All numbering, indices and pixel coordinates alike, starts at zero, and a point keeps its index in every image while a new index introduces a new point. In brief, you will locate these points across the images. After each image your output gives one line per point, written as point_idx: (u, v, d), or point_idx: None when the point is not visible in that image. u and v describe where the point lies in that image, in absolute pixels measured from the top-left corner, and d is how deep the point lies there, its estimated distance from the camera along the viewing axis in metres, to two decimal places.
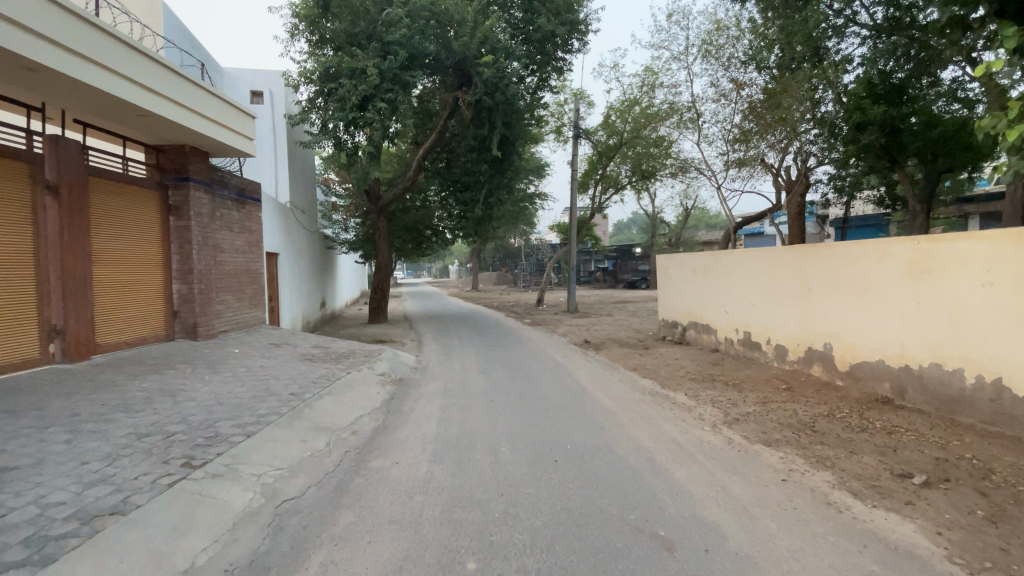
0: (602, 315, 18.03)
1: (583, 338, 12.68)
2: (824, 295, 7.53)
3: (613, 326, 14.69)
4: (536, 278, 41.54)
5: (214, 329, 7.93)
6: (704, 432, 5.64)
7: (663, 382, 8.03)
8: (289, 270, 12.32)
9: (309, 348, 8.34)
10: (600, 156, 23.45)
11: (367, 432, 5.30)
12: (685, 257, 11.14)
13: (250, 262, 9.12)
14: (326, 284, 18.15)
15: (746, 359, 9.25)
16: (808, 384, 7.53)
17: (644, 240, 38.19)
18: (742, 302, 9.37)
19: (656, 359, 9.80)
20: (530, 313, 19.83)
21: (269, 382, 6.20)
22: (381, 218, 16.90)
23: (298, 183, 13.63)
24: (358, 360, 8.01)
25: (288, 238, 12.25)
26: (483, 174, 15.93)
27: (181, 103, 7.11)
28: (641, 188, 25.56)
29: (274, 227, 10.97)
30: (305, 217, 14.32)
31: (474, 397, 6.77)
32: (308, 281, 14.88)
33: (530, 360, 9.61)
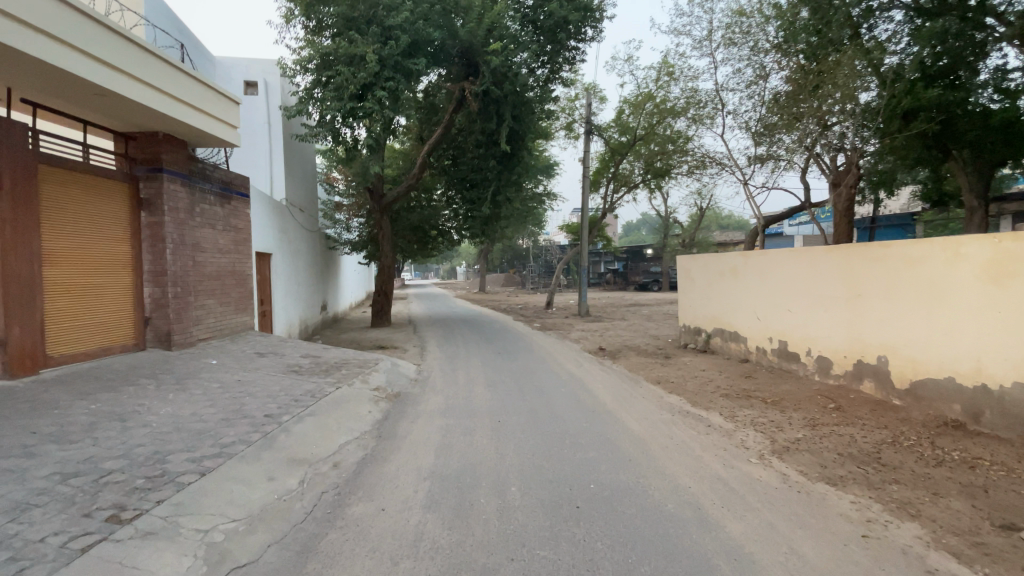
0: (615, 319, 17.12)
1: (598, 345, 11.78)
2: (878, 301, 6.60)
3: (629, 332, 13.77)
4: (545, 280, 40.63)
5: (192, 337, 7.13)
6: (752, 466, 4.73)
7: (692, 399, 7.11)
8: (284, 272, 11.55)
9: (297, 358, 7.52)
10: (612, 154, 22.55)
11: (351, 465, 4.46)
12: (711, 259, 10.23)
13: (235, 262, 8.33)
14: (328, 286, 17.40)
15: (782, 371, 8.31)
16: (860, 403, 6.59)
17: (656, 242, 37.18)
18: (777, 308, 8.46)
19: (680, 371, 8.89)
20: (540, 317, 18.95)
21: (242, 401, 5.38)
22: (384, 217, 16.14)
23: (296, 180, 12.85)
24: (351, 372, 7.18)
25: (283, 237, 11.48)
26: (491, 170, 15.07)
27: (154, 86, 6.35)
28: (654, 187, 24.60)
29: (266, 225, 10.20)
30: (304, 215, 13.55)
31: (479, 418, 5.90)
32: (307, 284, 14.12)
33: (542, 371, 8.74)
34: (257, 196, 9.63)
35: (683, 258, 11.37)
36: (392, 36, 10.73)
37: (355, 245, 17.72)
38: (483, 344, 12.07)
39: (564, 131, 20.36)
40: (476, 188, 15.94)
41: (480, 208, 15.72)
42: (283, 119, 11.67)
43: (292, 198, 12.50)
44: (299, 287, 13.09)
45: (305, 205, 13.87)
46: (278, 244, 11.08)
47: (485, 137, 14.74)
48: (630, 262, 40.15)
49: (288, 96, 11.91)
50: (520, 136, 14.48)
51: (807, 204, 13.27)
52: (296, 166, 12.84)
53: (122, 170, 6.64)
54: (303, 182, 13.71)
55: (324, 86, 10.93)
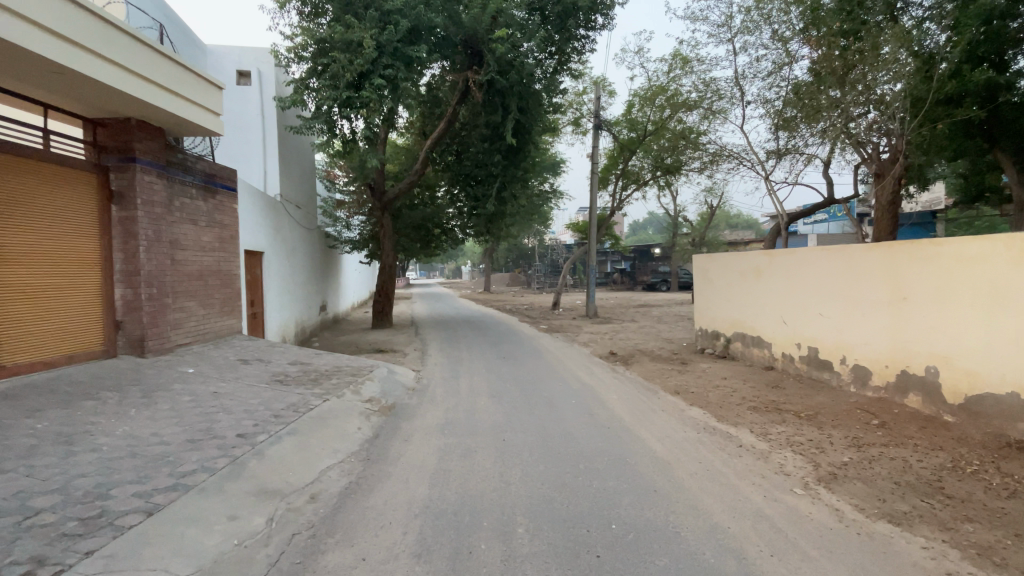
0: (625, 321, 16.44)
1: (608, 349, 11.12)
2: (927, 305, 5.92)
3: (641, 335, 13.08)
4: (550, 279, 39.95)
5: (170, 343, 6.54)
6: (799, 499, 4.06)
7: (717, 413, 6.44)
8: (278, 272, 10.97)
9: (285, 365, 6.90)
10: (621, 150, 21.83)
11: (332, 496, 3.84)
12: (731, 258, 9.54)
13: (221, 261, 7.73)
14: (328, 286, 16.82)
15: (813, 381, 7.63)
16: (906, 418, 5.89)
17: (664, 241, 36.39)
18: (806, 311, 7.78)
19: (700, 379, 8.21)
20: (547, 317, 18.29)
21: (213, 417, 4.78)
22: (385, 214, 15.56)
23: (293, 175, 12.26)
24: (342, 381, 6.55)
25: (277, 235, 10.89)
26: (495, 164, 14.40)
27: (130, 69, 5.77)
28: (665, 184, 23.86)
29: (258, 223, 9.61)
30: (301, 212, 12.96)
31: (481, 436, 5.26)
32: (304, 284, 13.55)
33: (550, 379, 8.08)
34: (247, 190, 9.04)
35: (700, 257, 10.68)
36: (391, 21, 10.10)
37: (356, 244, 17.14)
38: (487, 347, 11.43)
39: (570, 127, 19.67)
40: (480, 184, 15.27)
41: (485, 205, 15.05)
42: (277, 111, 11.02)
43: (288, 194, 11.91)
44: (296, 287, 12.51)
45: (302, 201, 13.28)
46: (272, 242, 10.49)
47: (490, 129, 14.10)
48: (637, 261, 39.40)
49: (283, 86, 11.31)
50: (527, 129, 13.82)
51: (831, 201, 12.52)
52: (293, 160, 12.24)
53: (91, 160, 6.06)
54: (301, 178, 13.12)
55: (319, 74, 10.33)
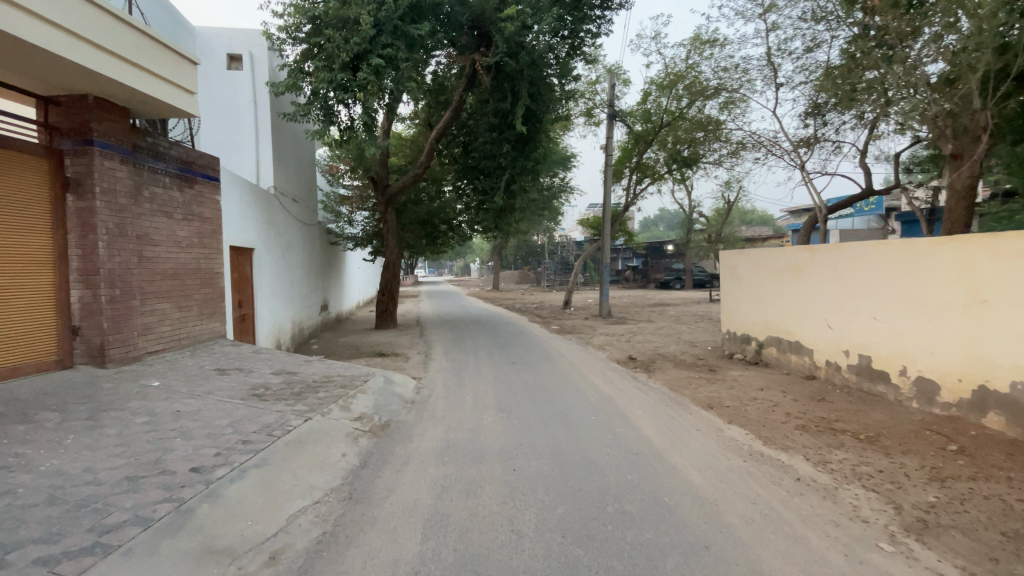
0: (641, 321, 15.52)
1: (626, 353, 10.23)
2: (1013, 309, 5.01)
3: (660, 337, 12.17)
4: (560, 277, 39.00)
5: (137, 351, 5.79)
6: (892, 561, 3.19)
7: (761, 434, 5.56)
8: (272, 269, 10.22)
9: (267, 374, 6.11)
10: (636, 142, 20.81)
11: (299, 555, 3.04)
12: (765, 254, 8.64)
13: (202, 258, 6.97)
14: (330, 284, 16.09)
15: (865, 394, 6.71)
16: (992, 444, 4.98)
17: (678, 237, 35.25)
18: (856, 314, 6.88)
19: (734, 390, 7.31)
20: (558, 317, 17.40)
21: (167, 445, 4.00)
22: (389, 210, 14.81)
23: (290, 167, 11.51)
24: (331, 394, 5.75)
25: (271, 231, 10.14)
26: (504, 155, 13.50)
27: (90, 40, 4.98)
28: (681, 178, 22.84)
29: (248, 217, 8.86)
30: (298, 207, 12.20)
31: (489, 465, 4.42)
32: (304, 283, 12.82)
33: (565, 389, 7.24)
34: (235, 181, 8.27)
35: (727, 253, 9.77)
36: None
37: (359, 241, 16.40)
38: (496, 351, 10.61)
39: (582, 118, 18.73)
40: (488, 177, 14.42)
41: (493, 199, 14.15)
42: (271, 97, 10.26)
43: (285, 187, 11.17)
44: (293, 286, 11.77)
45: (300, 195, 12.54)
46: (265, 238, 9.75)
47: (499, 117, 13.24)
48: (650, 258, 38.29)
49: (277, 70, 10.52)
50: (537, 117, 12.95)
51: (869, 192, 11.52)
52: (290, 150, 11.49)
53: (43, 143, 5.31)
54: (299, 170, 12.38)
55: (313, 55, 9.54)
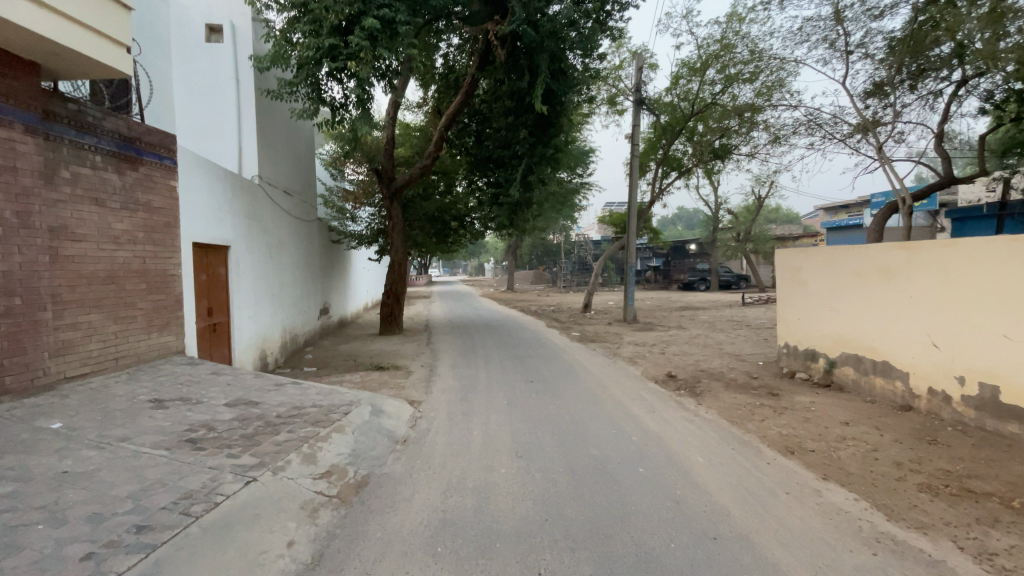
0: (672, 328, 13.95)
1: (664, 369, 8.73)
2: None
3: (700, 349, 10.58)
4: (578, 277, 37.39)
5: (49, 378, 4.50)
6: None
7: (874, 500, 4.05)
8: (257, 270, 8.92)
9: (219, 406, 4.76)
10: (661, 133, 19.18)
11: None
12: (838, 255, 7.15)
13: (152, 257, 5.67)
14: (331, 286, 14.78)
15: (994, 436, 5.13)
16: None
17: (702, 237, 33.38)
18: (975, 330, 5.34)
19: (812, 425, 5.79)
20: (578, 322, 15.89)
21: (15, 540, 2.66)
22: (394, 205, 13.47)
23: (281, 155, 10.21)
24: (297, 435, 4.39)
25: (254, 225, 8.81)
26: (521, 141, 12.00)
27: None
28: (710, 171, 21.10)
29: (222, 210, 7.52)
30: (292, 200, 10.90)
31: (499, 563, 2.99)
32: (298, 284, 11.50)
33: (600, 422, 5.73)
34: (204, 166, 6.96)
35: (785, 252, 8.24)
36: None
37: (364, 240, 15.09)
38: (512, 364, 9.11)
39: (605, 106, 17.17)
40: (502, 168, 13.01)
41: (507, 191, 12.64)
42: (255, 73, 8.94)
43: (275, 177, 9.86)
44: (285, 289, 10.45)
45: (295, 187, 11.24)
46: (247, 234, 8.44)
47: (515, 99, 11.81)
48: (672, 257, 36.46)
49: (263, 42, 9.22)
50: (557, 99, 11.46)
51: (948, 182, 9.82)
52: (282, 137, 10.20)
53: None
54: (295, 160, 11.10)
55: (299, 19, 8.18)
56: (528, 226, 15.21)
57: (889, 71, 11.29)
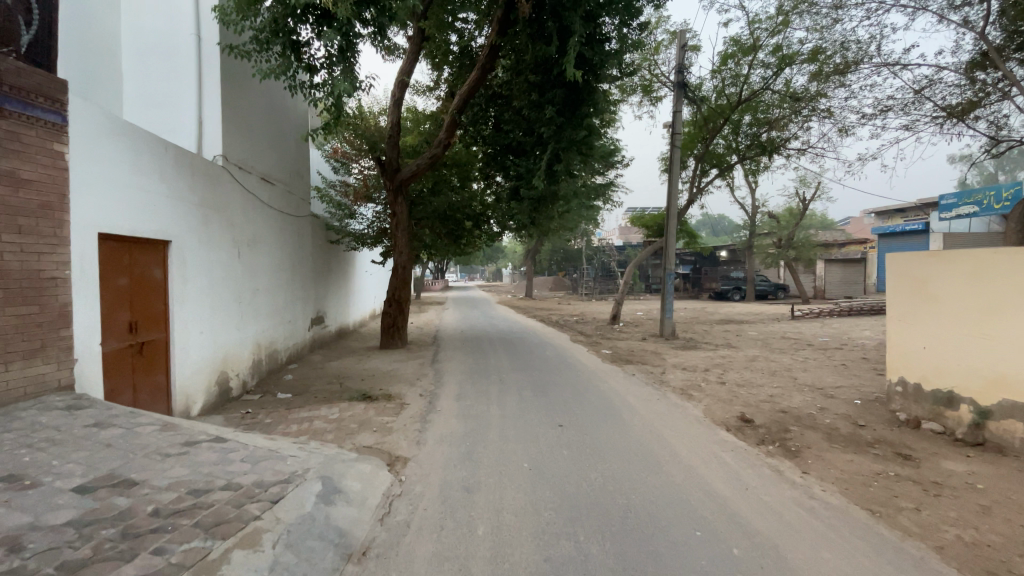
0: (720, 347, 11.79)
1: (735, 409, 6.66)
2: None
3: (768, 378, 8.47)
4: (600, 284, 35.27)
5: None
6: None
7: None
8: (223, 273, 7.10)
9: (62, 495, 2.92)
10: (702, 125, 16.97)
11: None
12: (1004, 263, 5.01)
13: (17, 254, 3.92)
14: (330, 291, 12.95)
15: None
16: None
17: (736, 242, 30.88)
18: None
19: (1006, 527, 3.73)
20: (607, 337, 13.84)
21: None
22: (400, 201, 11.68)
23: (261, 134, 8.40)
24: (166, 560, 2.51)
25: (217, 217, 6.99)
26: (547, 122, 9.91)
27: None
28: (754, 168, 18.84)
29: (163, 194, 5.71)
30: (276, 190, 9.10)
31: None
32: (285, 290, 9.66)
33: (676, 515, 3.72)
34: (133, 133, 5.15)
35: (907, 255, 6.15)
36: None
37: (366, 240, 13.27)
38: (537, 395, 7.09)
39: (640, 93, 15.07)
40: (523, 156, 11.03)
41: (530, 184, 10.65)
42: (221, 27, 7.15)
43: (252, 160, 8.06)
44: (264, 296, 8.61)
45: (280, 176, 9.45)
46: (204, 228, 6.61)
47: (540, 72, 9.77)
48: (701, 264, 34.11)
49: None
50: (594, 69, 9.41)
51: None
52: (262, 113, 8.40)
53: None
54: (281, 143, 9.30)
55: None
56: (553, 226, 13.21)
57: (1009, 35, 9.00)
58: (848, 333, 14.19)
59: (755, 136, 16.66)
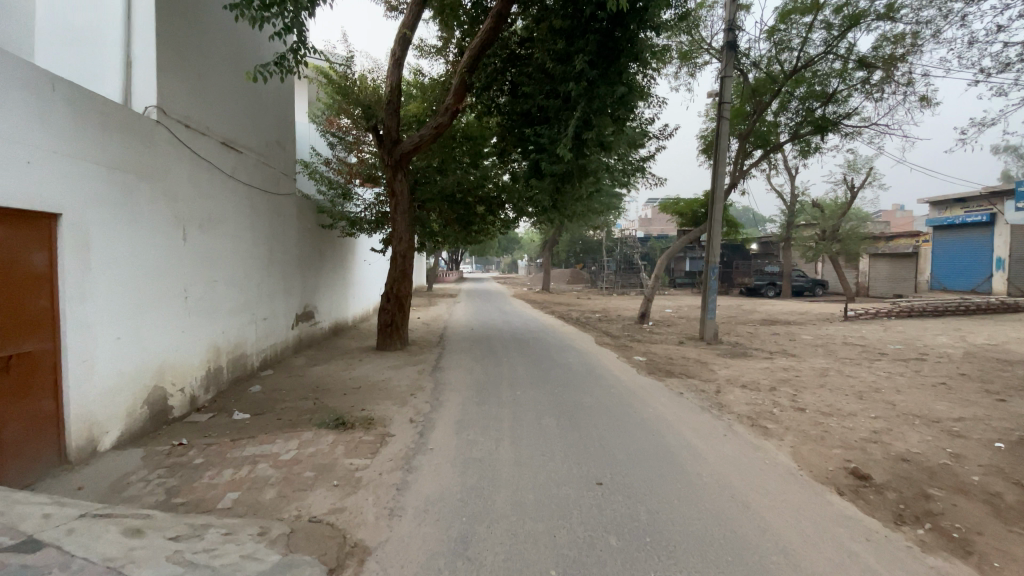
0: (776, 355, 9.91)
1: (838, 457, 4.85)
2: None
3: (859, 405, 6.56)
4: (622, 277, 33.25)
5: None
6: None
7: None
8: (159, 258, 5.46)
9: None
10: (747, 99, 14.94)
11: None
12: None
13: None
14: (323, 283, 11.30)
15: None
16: None
17: (770, 234, 28.63)
18: None
19: None
20: (639, 339, 12.03)
21: None
22: (400, 178, 9.95)
23: (221, 86, 6.71)
24: None
25: (150, 187, 5.34)
26: (575, 78, 8.08)
27: None
28: (804, 149, 16.69)
29: (47, 146, 4.09)
30: (245, 161, 7.44)
31: None
32: (260, 282, 8.01)
33: None
34: None
35: None
36: None
37: (363, 226, 11.45)
38: (566, 424, 5.31)
39: (678, 61, 13.16)
40: (545, 124, 9.24)
41: (552, 156, 8.86)
42: None
43: (206, 117, 6.36)
44: (228, 290, 6.97)
45: (253, 144, 7.77)
46: (125, 197, 4.97)
47: (568, 15, 7.97)
48: (731, 257, 31.90)
49: None
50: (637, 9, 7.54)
51: None
52: (222, 59, 6.69)
53: None
54: (252, 102, 7.63)
55: None
56: (578, 211, 11.41)
57: None
58: (921, 338, 12.15)
59: (809, 112, 14.55)
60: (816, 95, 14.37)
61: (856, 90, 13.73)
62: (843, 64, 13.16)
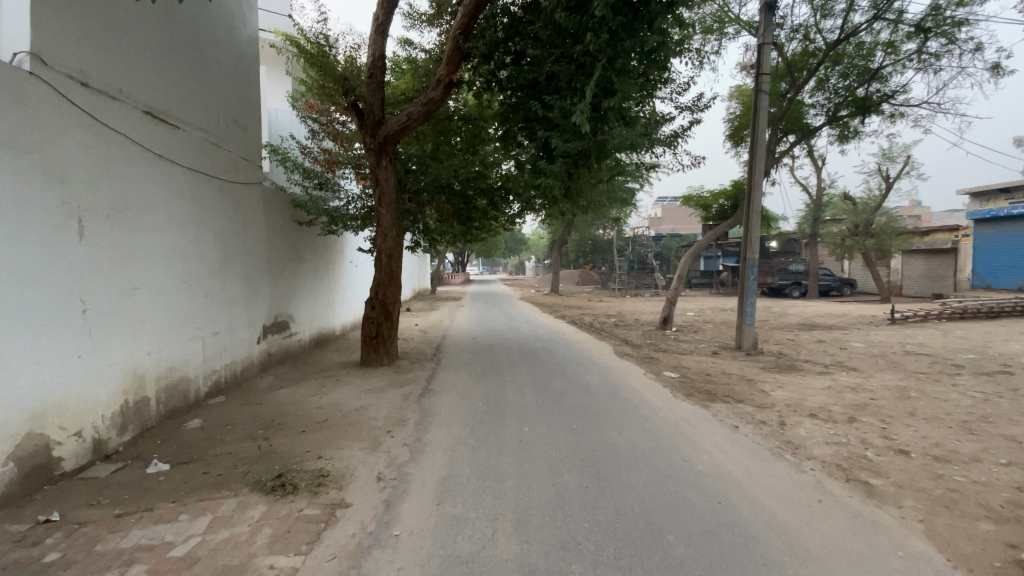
0: (834, 369, 8.31)
1: (995, 538, 3.30)
2: None
3: (977, 445, 4.95)
4: (635, 278, 31.57)
5: None
6: None
7: None
8: (35, 262, 3.98)
9: None
10: (782, 78, 13.36)
11: None
12: None
13: None
14: (300, 288, 9.83)
15: None
16: None
17: (794, 231, 26.92)
18: None
19: None
20: (666, 349, 10.45)
21: None
22: (385, 164, 8.43)
23: (139, 39, 5.23)
24: None
25: (18, 163, 3.87)
26: (594, 30, 6.52)
27: None
28: (842, 134, 15.04)
29: None
30: (184, 139, 5.98)
31: None
32: (209, 290, 6.54)
33: None
34: None
35: None
36: None
37: (347, 223, 9.96)
38: (592, 487, 3.77)
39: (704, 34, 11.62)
40: (557, 94, 7.68)
41: (567, 131, 7.30)
42: None
43: (116, 75, 4.89)
44: (157, 301, 5.48)
45: (197, 120, 6.31)
46: None
47: None
48: None
49: None
50: None
51: None
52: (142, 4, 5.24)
53: None
54: (192, 67, 6.17)
55: None
56: (594, 203, 9.83)
57: None
58: (994, 345, 10.47)
59: (851, 91, 12.95)
60: (859, 71, 12.78)
61: (906, 63, 12.14)
62: (893, 32, 11.58)
